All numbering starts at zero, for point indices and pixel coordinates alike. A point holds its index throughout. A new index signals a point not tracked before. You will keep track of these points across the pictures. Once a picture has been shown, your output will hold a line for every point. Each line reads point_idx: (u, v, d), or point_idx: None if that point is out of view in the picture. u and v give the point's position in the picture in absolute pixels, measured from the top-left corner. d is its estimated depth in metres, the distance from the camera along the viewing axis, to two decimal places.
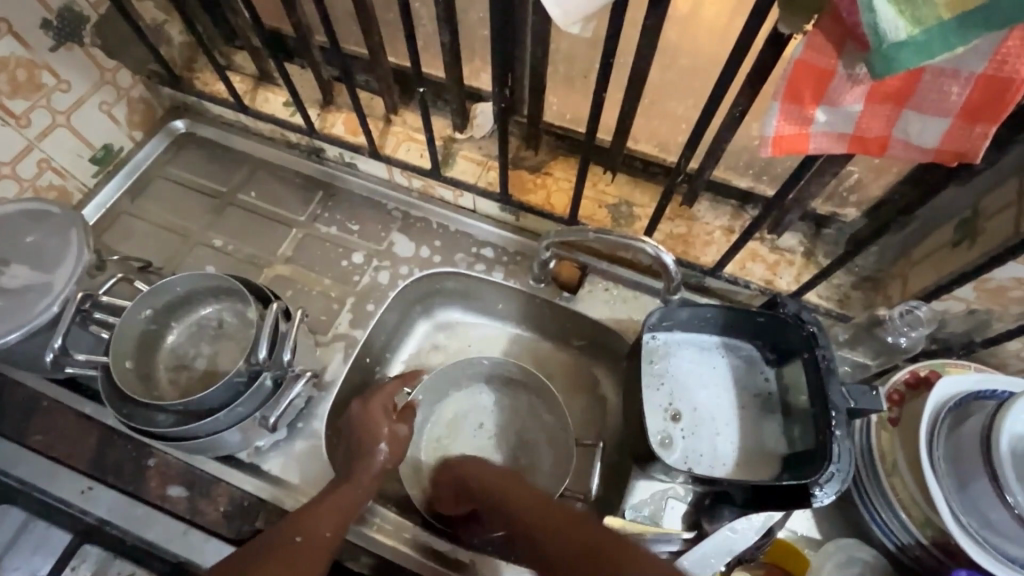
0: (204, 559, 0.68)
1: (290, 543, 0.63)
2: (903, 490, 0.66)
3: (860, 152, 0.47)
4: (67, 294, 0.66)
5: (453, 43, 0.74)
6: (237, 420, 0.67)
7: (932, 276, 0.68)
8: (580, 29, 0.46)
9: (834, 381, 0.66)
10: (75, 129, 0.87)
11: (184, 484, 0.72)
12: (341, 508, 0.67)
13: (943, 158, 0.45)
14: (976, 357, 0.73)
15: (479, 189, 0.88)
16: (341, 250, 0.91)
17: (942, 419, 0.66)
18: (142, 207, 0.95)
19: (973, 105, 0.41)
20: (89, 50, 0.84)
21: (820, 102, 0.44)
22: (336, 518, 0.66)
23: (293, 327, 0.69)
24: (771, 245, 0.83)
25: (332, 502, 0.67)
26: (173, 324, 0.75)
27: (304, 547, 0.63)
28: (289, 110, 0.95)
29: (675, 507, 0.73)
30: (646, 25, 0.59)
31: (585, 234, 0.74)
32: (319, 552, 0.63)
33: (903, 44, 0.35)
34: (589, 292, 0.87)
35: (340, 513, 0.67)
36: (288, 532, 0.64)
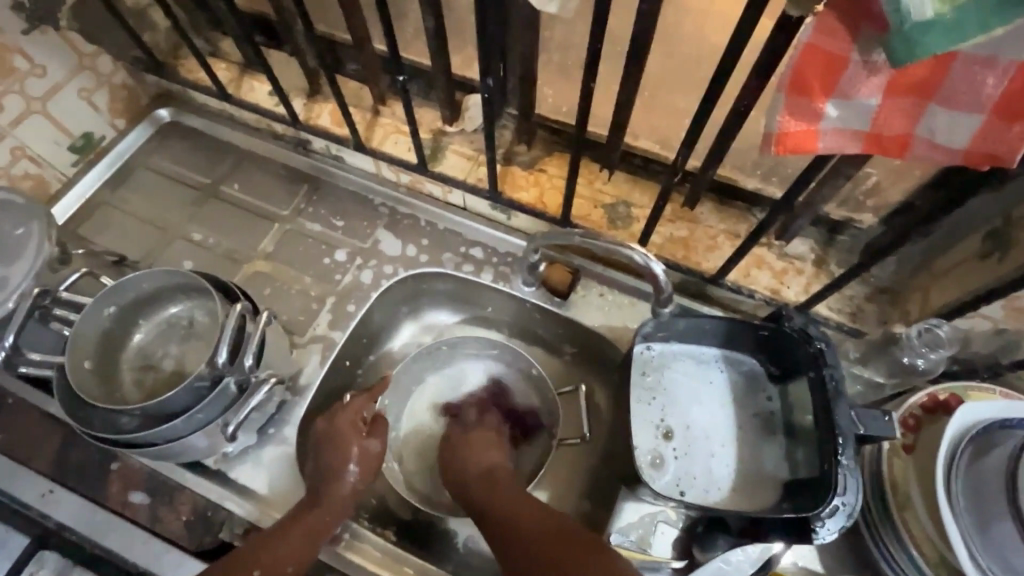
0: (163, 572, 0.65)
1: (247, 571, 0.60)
2: (916, 526, 0.60)
3: (877, 153, 0.41)
4: (23, 289, 0.63)
5: (438, 30, 0.69)
6: (199, 426, 0.63)
7: (956, 292, 0.62)
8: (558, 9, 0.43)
9: (842, 403, 0.60)
10: (52, 116, 0.84)
11: (146, 491, 0.68)
12: (306, 535, 0.63)
13: (973, 162, 0.39)
14: (1002, 380, 0.67)
15: (468, 185, 0.84)
16: (324, 246, 0.87)
17: (962, 449, 0.59)
18: (123, 197, 0.92)
19: (1011, 99, 0.35)
20: (66, 34, 0.81)
21: (831, 94, 0.38)
22: (299, 547, 0.63)
23: (260, 329, 0.65)
24: (779, 251, 0.77)
25: (294, 534, 0.63)
26: (140, 322, 0.71)
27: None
28: (274, 99, 0.92)
29: (665, 534, 0.67)
30: (641, 9, 0.54)
31: (573, 238, 0.69)
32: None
33: (930, 23, 0.29)
34: (582, 297, 0.82)
35: (302, 545, 0.63)
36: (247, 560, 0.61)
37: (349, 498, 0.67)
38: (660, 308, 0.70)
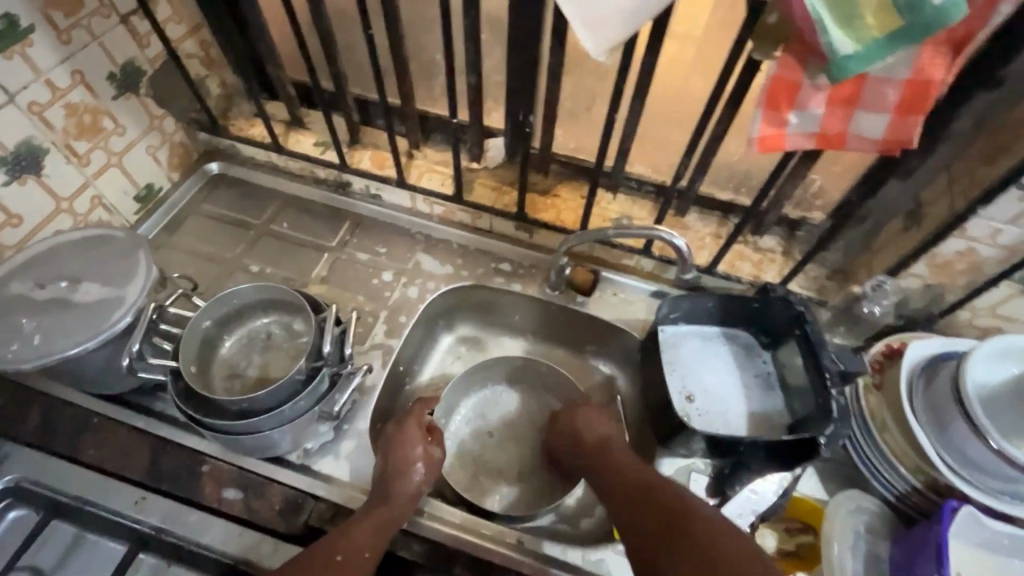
0: (261, 557, 0.71)
1: (332, 559, 0.64)
2: (894, 443, 0.76)
3: (826, 146, 0.60)
4: (139, 305, 0.71)
5: (477, 84, 0.87)
6: (297, 414, 0.72)
7: (892, 258, 0.81)
8: (607, 59, 0.57)
9: (825, 347, 0.77)
10: (125, 168, 0.94)
11: (238, 487, 0.75)
12: (376, 527, 0.69)
13: (889, 146, 0.58)
14: (937, 328, 0.86)
15: (497, 210, 1.00)
16: (372, 270, 1.00)
17: (917, 378, 0.76)
18: (180, 239, 1.02)
19: (905, 102, 0.54)
20: (144, 99, 0.93)
21: (792, 107, 0.57)
22: (372, 532, 0.68)
23: (347, 328, 0.75)
24: (754, 246, 0.96)
25: (365, 525, 0.68)
26: (227, 335, 0.81)
27: (342, 565, 0.64)
28: (320, 149, 1.06)
29: (698, 480, 0.81)
30: (644, 61, 0.73)
31: (604, 233, 0.83)
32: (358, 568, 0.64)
33: (849, 55, 0.48)
34: (600, 296, 0.98)
35: (376, 532, 0.68)
36: (327, 551, 0.65)
37: (412, 491, 0.74)
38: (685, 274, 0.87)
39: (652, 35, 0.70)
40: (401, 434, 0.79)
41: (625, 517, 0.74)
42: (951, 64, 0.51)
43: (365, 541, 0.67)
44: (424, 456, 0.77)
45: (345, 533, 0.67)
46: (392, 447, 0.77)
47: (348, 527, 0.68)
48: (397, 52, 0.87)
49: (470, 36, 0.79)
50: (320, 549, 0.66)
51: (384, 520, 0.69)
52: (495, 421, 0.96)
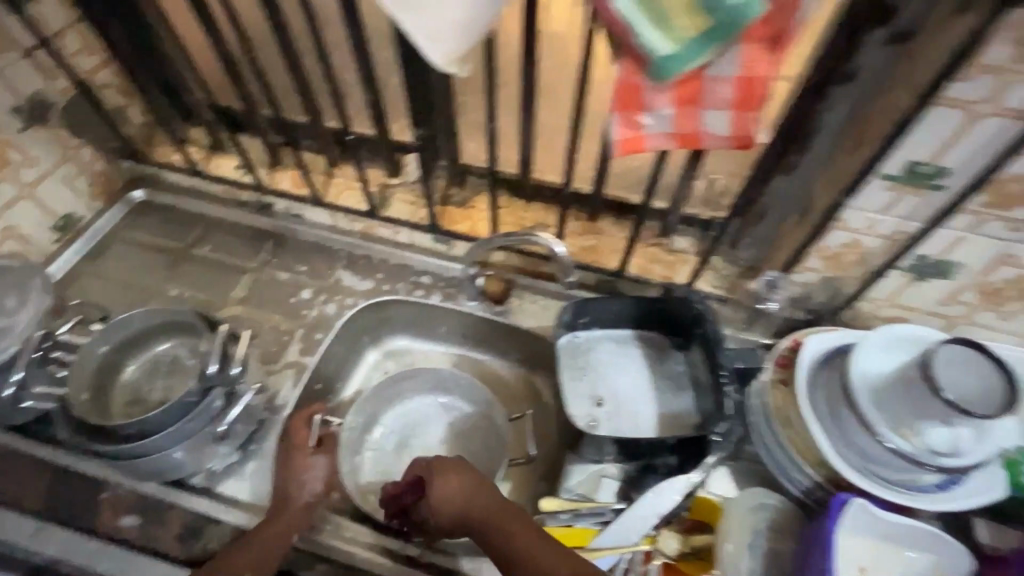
0: None
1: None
2: (796, 438, 0.75)
3: (686, 146, 0.61)
4: (28, 334, 0.71)
5: (376, 101, 0.88)
6: (187, 435, 0.71)
7: (789, 253, 0.81)
8: (458, 71, 0.59)
9: (722, 346, 0.78)
10: (39, 199, 0.95)
11: (137, 513, 0.74)
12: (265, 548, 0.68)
13: (741, 142, 0.59)
14: (843, 321, 0.86)
15: (414, 224, 1.00)
16: (291, 289, 1.00)
17: (816, 371, 0.76)
18: (101, 267, 1.02)
19: (742, 98, 0.55)
20: (56, 130, 0.95)
21: (643, 109, 0.59)
22: (267, 550, 0.68)
23: (241, 346, 0.74)
24: (667, 248, 0.96)
25: (262, 542, 0.69)
26: (130, 360, 0.81)
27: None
28: (240, 172, 1.09)
29: (608, 485, 0.80)
30: (524, 71, 0.75)
31: (494, 239, 0.82)
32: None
33: (668, 55, 0.49)
34: (518, 304, 0.98)
35: (272, 546, 0.69)
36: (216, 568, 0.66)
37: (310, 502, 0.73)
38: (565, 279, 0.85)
39: (525, 46, 0.71)
40: (295, 456, 0.76)
41: None
42: (776, 59, 0.52)
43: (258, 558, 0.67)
44: (320, 473, 0.75)
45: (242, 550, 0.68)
46: (284, 461, 0.76)
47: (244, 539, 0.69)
48: (297, 74, 0.89)
49: (358, 54, 0.81)
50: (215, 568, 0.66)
51: (282, 534, 0.70)
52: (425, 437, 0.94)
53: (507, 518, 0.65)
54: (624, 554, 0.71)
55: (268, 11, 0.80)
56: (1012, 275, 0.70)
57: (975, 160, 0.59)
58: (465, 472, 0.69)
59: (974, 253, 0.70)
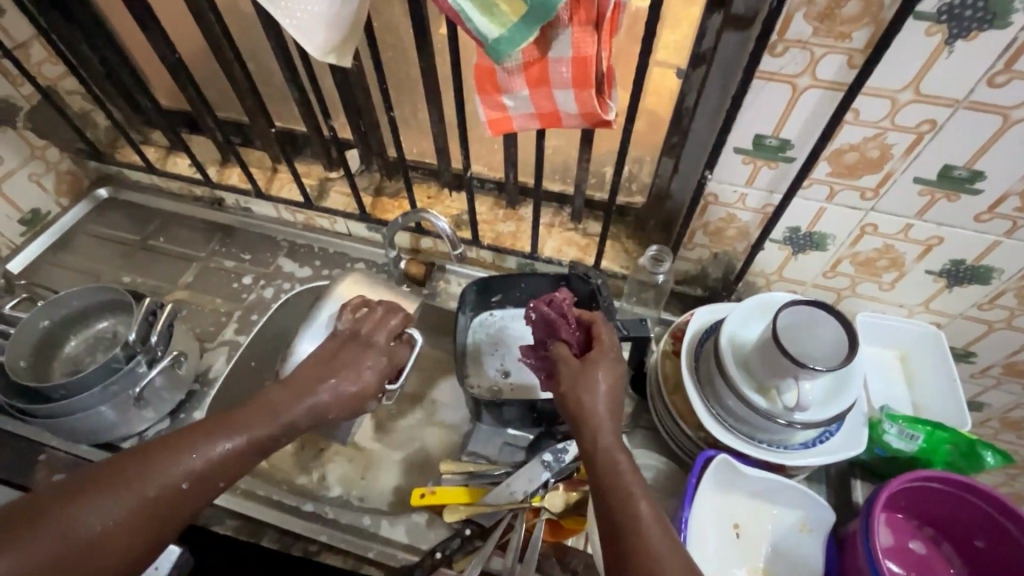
0: None
1: (176, 489, 0.58)
2: (681, 404, 0.79)
3: (548, 124, 0.67)
4: None
5: (304, 98, 0.96)
6: (112, 398, 0.77)
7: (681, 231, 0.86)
8: (336, 60, 0.65)
9: (610, 318, 0.82)
10: (5, 194, 1.04)
11: (69, 473, 0.81)
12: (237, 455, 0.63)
13: (590, 119, 0.64)
14: (741, 297, 0.90)
15: (347, 214, 1.07)
16: (234, 275, 1.07)
17: (701, 340, 0.80)
18: (64, 257, 1.11)
19: (579, 78, 0.60)
20: (22, 132, 1.04)
21: (500, 91, 0.64)
22: (231, 459, 0.62)
23: (163, 318, 0.81)
24: (582, 232, 1.01)
25: (225, 443, 0.62)
26: (72, 335, 0.88)
27: (191, 492, 0.59)
28: (193, 169, 1.15)
29: (510, 451, 0.85)
30: (424, 64, 0.81)
31: (394, 223, 0.87)
32: (200, 499, 0.60)
33: (497, 39, 0.55)
34: (445, 287, 1.05)
35: (241, 462, 0.63)
36: (172, 475, 0.59)
37: (308, 416, 0.68)
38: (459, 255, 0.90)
39: (419, 41, 0.78)
40: (350, 350, 0.74)
41: (423, 486, 0.79)
42: (600, 39, 0.57)
43: (220, 469, 0.62)
44: (370, 371, 0.72)
45: (204, 457, 0.61)
46: (330, 360, 0.72)
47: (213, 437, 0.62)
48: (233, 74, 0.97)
49: (283, 53, 0.88)
50: (167, 471, 0.58)
51: (253, 445, 0.64)
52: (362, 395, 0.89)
53: (603, 406, 0.64)
54: (508, 509, 0.75)
55: (201, 17, 0.88)
56: (878, 244, 0.74)
57: (811, 132, 0.64)
58: (609, 364, 0.67)
59: (838, 224, 0.74)
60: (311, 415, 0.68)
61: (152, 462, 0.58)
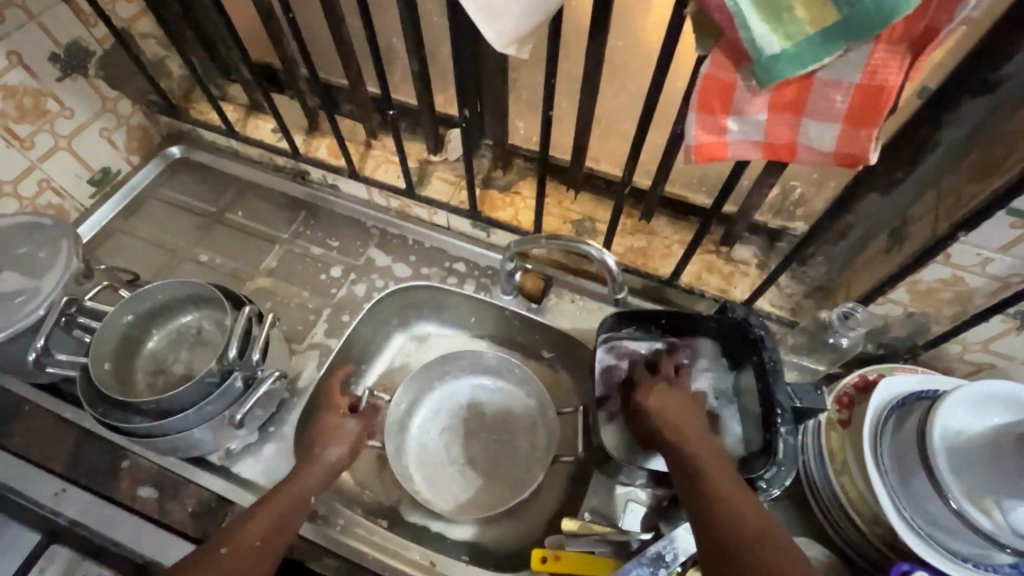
0: (156, 554, 0.70)
1: (249, 543, 0.62)
2: (851, 488, 0.68)
3: (774, 158, 0.52)
4: (52, 299, 0.70)
5: (422, 72, 0.81)
6: (207, 419, 0.69)
7: (870, 282, 0.72)
8: (516, 51, 0.51)
9: (779, 380, 0.69)
10: (75, 151, 0.93)
11: (154, 486, 0.73)
12: (274, 514, 0.64)
13: (842, 162, 0.49)
14: (921, 361, 0.76)
15: (452, 207, 0.94)
16: (321, 264, 0.96)
17: (885, 418, 0.68)
18: (135, 225, 1.01)
19: (856, 112, 0.45)
20: (93, 81, 0.91)
21: (729, 111, 0.49)
22: (261, 533, 0.63)
23: (264, 331, 0.71)
24: (726, 257, 0.87)
25: (264, 514, 0.64)
26: (154, 330, 0.79)
27: (226, 560, 0.60)
28: (277, 135, 1.02)
29: (634, 510, 0.75)
30: (590, 52, 0.65)
31: (539, 241, 0.76)
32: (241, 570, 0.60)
33: (777, 56, 0.40)
34: (556, 304, 0.91)
35: (272, 525, 0.64)
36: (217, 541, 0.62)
37: (328, 472, 0.70)
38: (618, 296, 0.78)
39: (594, 23, 0.62)
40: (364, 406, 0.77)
41: (543, 548, 0.70)
42: (911, 66, 0.42)
43: (259, 534, 0.63)
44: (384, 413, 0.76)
45: (251, 527, 0.63)
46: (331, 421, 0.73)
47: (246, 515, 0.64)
48: (338, 34, 0.82)
49: (409, 18, 0.72)
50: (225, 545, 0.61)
51: (282, 512, 0.65)
52: (412, 414, 0.91)
53: (685, 424, 0.66)
54: None
55: None
56: None
57: None
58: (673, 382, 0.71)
59: None
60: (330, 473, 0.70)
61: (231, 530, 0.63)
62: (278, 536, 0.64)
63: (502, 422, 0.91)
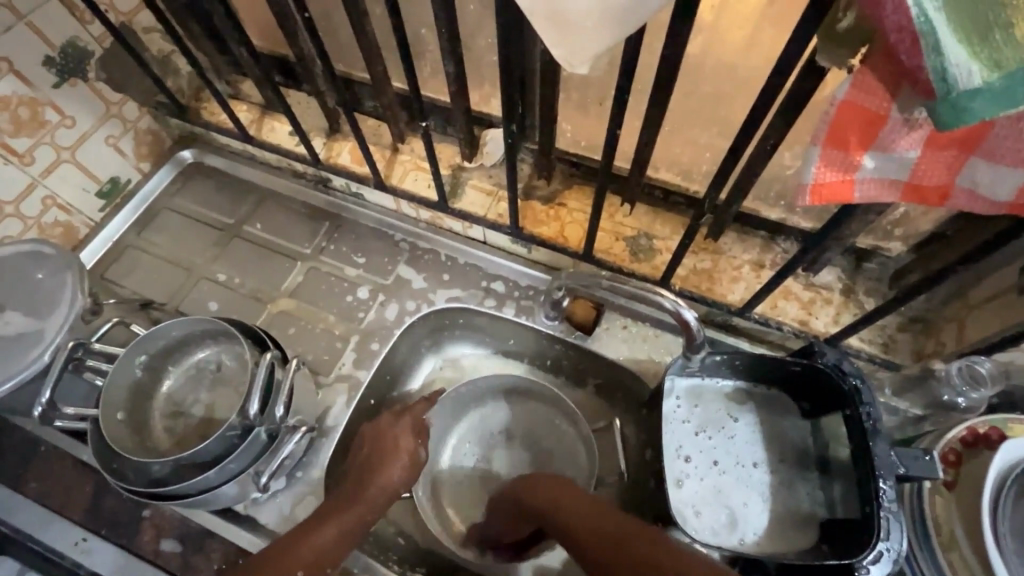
0: None
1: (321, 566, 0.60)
2: (962, 567, 0.58)
3: (915, 202, 0.41)
4: (59, 342, 0.65)
5: (458, 74, 0.69)
6: (230, 476, 0.62)
7: (994, 326, 0.60)
8: (589, 69, 0.41)
9: (881, 442, 0.59)
10: (81, 164, 0.86)
11: (177, 538, 0.69)
12: (338, 528, 0.63)
13: (1015, 211, 0.39)
14: None
15: (489, 221, 0.84)
16: (346, 284, 0.88)
17: (1007, 487, 0.57)
18: (148, 239, 0.93)
19: None
20: (94, 84, 0.83)
21: (869, 148, 0.38)
22: (335, 540, 0.62)
23: (288, 376, 0.64)
24: (805, 281, 0.75)
25: (328, 529, 0.62)
26: (170, 369, 0.73)
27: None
28: (294, 139, 0.92)
29: None
30: (666, 55, 0.53)
31: (598, 281, 0.69)
32: None
33: (978, 91, 0.29)
34: (606, 331, 0.81)
35: (338, 540, 0.62)
36: (289, 560, 0.59)
37: (386, 492, 0.67)
38: (693, 353, 0.69)
39: (676, 22, 0.49)
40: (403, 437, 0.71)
41: None
42: None
43: (326, 554, 0.61)
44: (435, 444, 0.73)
45: (314, 545, 0.61)
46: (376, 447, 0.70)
47: (306, 530, 0.62)
48: (360, 28, 0.70)
49: (442, 11, 0.61)
50: (301, 549, 0.60)
51: (348, 531, 0.63)
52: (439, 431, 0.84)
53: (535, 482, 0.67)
54: None
55: None
56: None
57: None
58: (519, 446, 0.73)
59: None
60: (388, 491, 0.67)
61: (299, 544, 0.60)
62: (346, 549, 0.62)
63: (543, 443, 0.83)
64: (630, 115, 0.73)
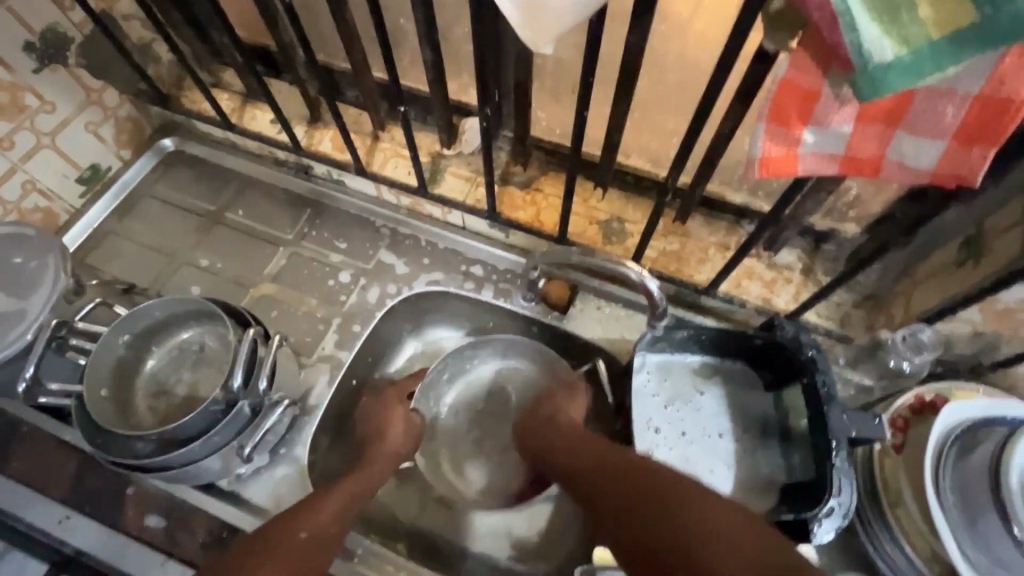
0: None
1: (330, 529, 0.60)
2: (908, 523, 0.62)
3: (852, 174, 0.45)
4: (42, 321, 0.66)
5: (435, 62, 0.72)
6: (214, 449, 0.64)
7: (935, 298, 0.65)
8: (554, 49, 0.44)
9: (834, 406, 0.63)
10: (61, 150, 0.86)
11: (161, 514, 0.70)
12: (344, 496, 0.64)
13: (939, 181, 0.43)
14: (985, 380, 0.70)
15: (467, 206, 0.86)
16: (328, 269, 0.90)
17: (949, 447, 0.61)
18: (129, 226, 0.94)
19: (968, 127, 0.39)
20: (75, 70, 0.83)
21: (807, 123, 0.41)
22: (341, 507, 0.63)
23: (271, 352, 0.66)
24: (768, 262, 0.80)
25: (336, 497, 0.64)
26: (153, 350, 0.74)
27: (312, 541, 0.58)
28: (276, 127, 0.94)
29: None
30: (629, 42, 0.57)
31: (569, 256, 0.72)
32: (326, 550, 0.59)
33: (889, 65, 0.33)
34: (581, 311, 0.84)
35: (345, 505, 0.64)
36: (294, 525, 0.59)
37: (383, 459, 0.70)
38: (657, 321, 0.73)
39: (636, 10, 0.52)
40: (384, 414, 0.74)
41: None
42: None
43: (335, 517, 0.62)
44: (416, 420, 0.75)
45: (322, 509, 0.61)
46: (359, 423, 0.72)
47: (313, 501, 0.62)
48: (340, 16, 0.73)
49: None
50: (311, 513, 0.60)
51: (354, 494, 0.65)
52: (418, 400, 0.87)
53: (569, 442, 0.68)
54: None
55: None
56: None
57: None
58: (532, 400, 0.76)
59: None
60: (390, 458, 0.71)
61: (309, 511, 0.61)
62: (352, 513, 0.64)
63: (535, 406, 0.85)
64: (600, 104, 0.76)
